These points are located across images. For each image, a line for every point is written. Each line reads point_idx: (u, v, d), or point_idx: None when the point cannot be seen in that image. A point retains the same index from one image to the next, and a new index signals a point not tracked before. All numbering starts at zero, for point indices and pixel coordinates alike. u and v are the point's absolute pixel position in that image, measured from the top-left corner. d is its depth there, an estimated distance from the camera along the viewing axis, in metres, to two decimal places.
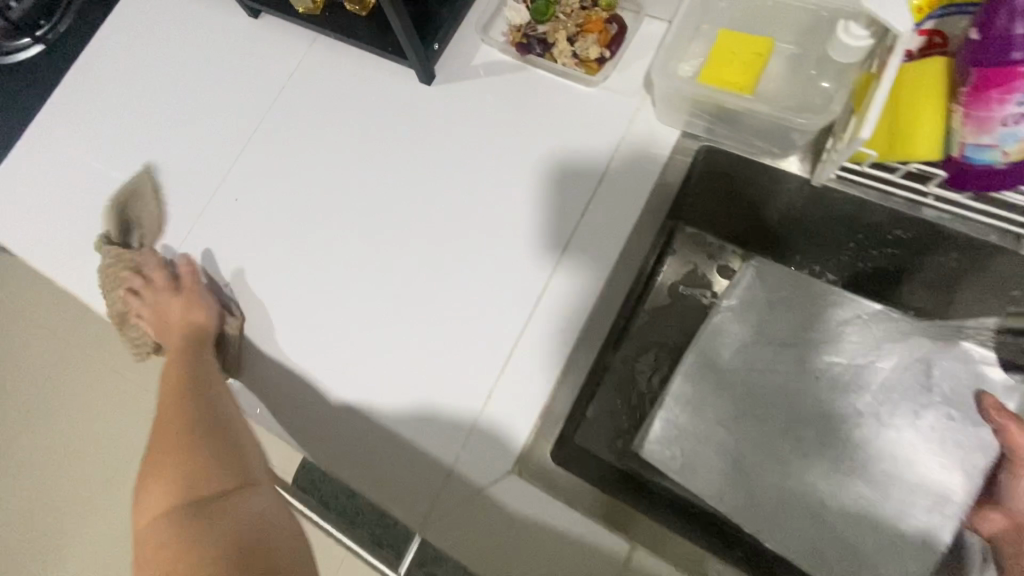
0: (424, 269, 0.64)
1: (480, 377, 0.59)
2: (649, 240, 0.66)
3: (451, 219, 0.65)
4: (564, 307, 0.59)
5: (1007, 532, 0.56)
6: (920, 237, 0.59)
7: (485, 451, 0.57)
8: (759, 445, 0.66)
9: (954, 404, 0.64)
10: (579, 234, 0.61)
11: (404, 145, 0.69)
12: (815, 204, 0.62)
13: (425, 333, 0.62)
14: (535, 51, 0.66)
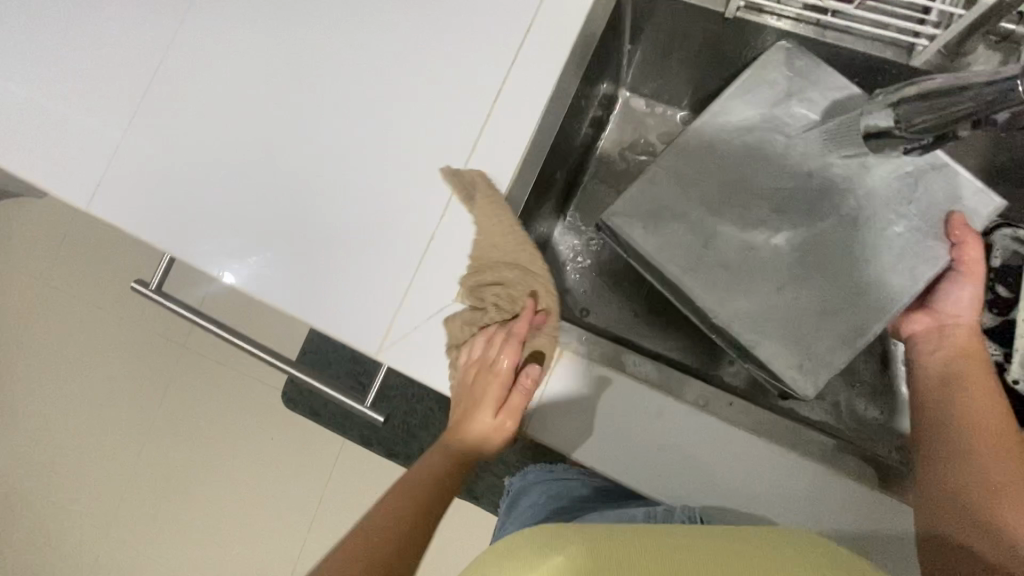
0: (366, 109, 0.68)
1: (428, 212, 0.65)
2: (592, 104, 0.79)
3: (390, 71, 0.68)
4: (497, 142, 0.65)
5: (927, 332, 0.69)
6: (832, 59, 0.70)
7: (434, 276, 0.64)
8: (737, 230, 0.66)
9: (925, 211, 0.65)
10: (511, 77, 0.66)
11: (335, 4, 0.70)
12: (734, 47, 0.73)
13: (376, 168, 0.67)
14: None
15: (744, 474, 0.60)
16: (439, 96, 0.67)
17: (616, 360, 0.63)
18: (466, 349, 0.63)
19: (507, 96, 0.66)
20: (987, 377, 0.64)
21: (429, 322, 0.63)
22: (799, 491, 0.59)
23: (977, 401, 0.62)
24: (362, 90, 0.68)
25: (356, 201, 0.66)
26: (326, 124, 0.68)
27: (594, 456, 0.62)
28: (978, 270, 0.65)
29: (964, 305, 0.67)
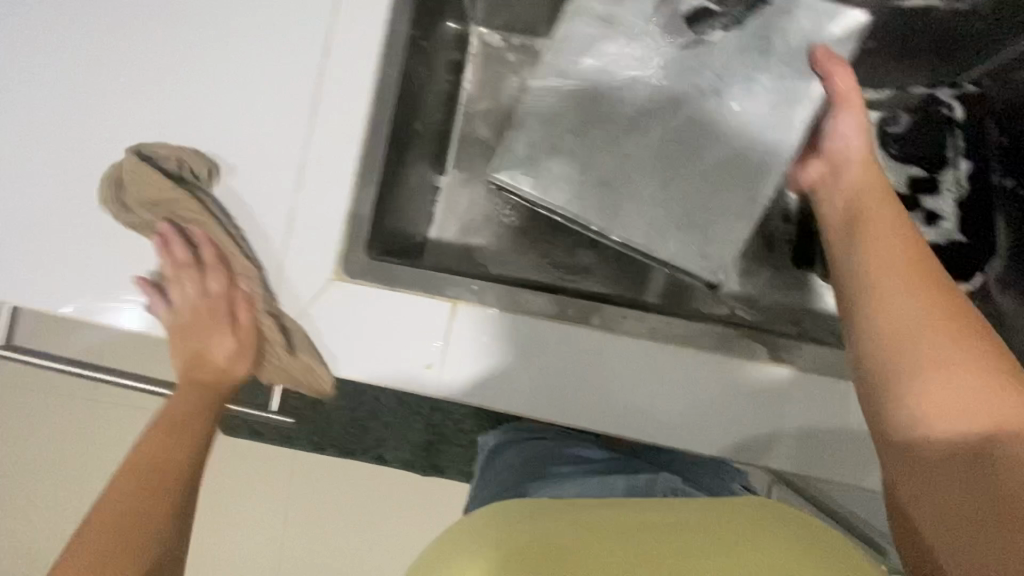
0: (184, 95, 0.60)
1: (285, 199, 0.60)
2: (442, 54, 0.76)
3: (205, 54, 0.61)
4: (341, 105, 0.60)
5: (823, 178, 0.61)
6: None
7: (308, 266, 0.59)
8: (611, 145, 0.61)
9: (789, 61, 0.61)
10: (339, 30, 0.60)
11: None
12: None
13: (213, 167, 0.60)
14: None
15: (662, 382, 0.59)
16: (264, 66, 0.61)
17: (513, 303, 0.59)
18: (357, 331, 0.59)
19: (337, 53, 0.60)
20: (893, 211, 0.54)
21: (312, 314, 0.59)
22: (714, 392, 0.59)
23: (879, 229, 0.52)
24: (177, 76, 0.61)
25: (199, 207, 0.59)
26: (140, 124, 0.60)
27: (516, 402, 0.59)
28: (856, 96, 0.58)
29: (848, 133, 0.59)
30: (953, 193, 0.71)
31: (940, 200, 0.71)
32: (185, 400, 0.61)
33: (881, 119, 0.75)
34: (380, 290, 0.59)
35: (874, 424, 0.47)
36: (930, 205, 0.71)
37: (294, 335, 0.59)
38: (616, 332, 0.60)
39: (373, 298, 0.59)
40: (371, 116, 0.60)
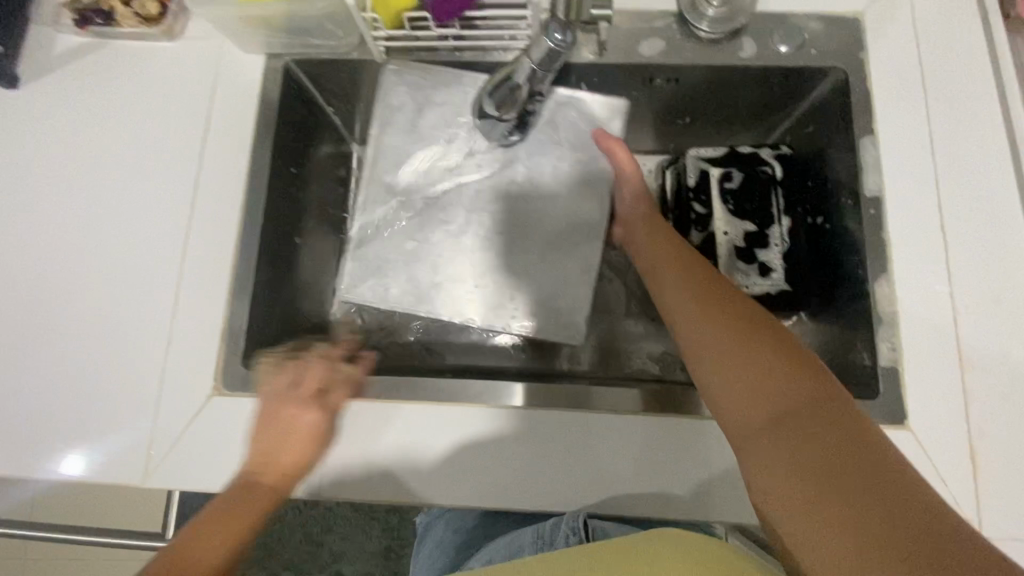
0: (74, 237, 0.67)
1: (162, 327, 0.64)
2: (330, 166, 0.81)
3: (94, 203, 0.68)
4: (210, 236, 0.66)
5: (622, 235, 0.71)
6: None
7: (185, 388, 0.62)
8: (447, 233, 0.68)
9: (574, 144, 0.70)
10: (203, 171, 0.67)
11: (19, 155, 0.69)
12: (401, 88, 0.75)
13: (100, 306, 0.65)
14: (98, 22, 0.69)
15: (549, 443, 0.60)
16: (144, 204, 0.67)
17: (390, 387, 0.62)
18: (239, 444, 0.60)
19: (205, 185, 0.67)
20: (667, 236, 0.63)
21: (192, 433, 0.60)
22: (588, 430, 0.60)
23: (654, 267, 0.60)
24: (71, 221, 0.67)
25: (89, 346, 0.64)
26: (34, 275, 0.66)
27: (414, 492, 0.60)
28: (631, 169, 0.68)
29: (629, 201, 0.69)
30: (780, 245, 0.71)
31: (770, 252, 0.71)
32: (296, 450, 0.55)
33: (716, 175, 0.73)
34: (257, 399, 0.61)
35: (733, 424, 0.44)
36: (761, 256, 0.71)
37: (179, 456, 0.60)
38: (494, 394, 0.62)
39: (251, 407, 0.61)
40: (239, 241, 0.66)
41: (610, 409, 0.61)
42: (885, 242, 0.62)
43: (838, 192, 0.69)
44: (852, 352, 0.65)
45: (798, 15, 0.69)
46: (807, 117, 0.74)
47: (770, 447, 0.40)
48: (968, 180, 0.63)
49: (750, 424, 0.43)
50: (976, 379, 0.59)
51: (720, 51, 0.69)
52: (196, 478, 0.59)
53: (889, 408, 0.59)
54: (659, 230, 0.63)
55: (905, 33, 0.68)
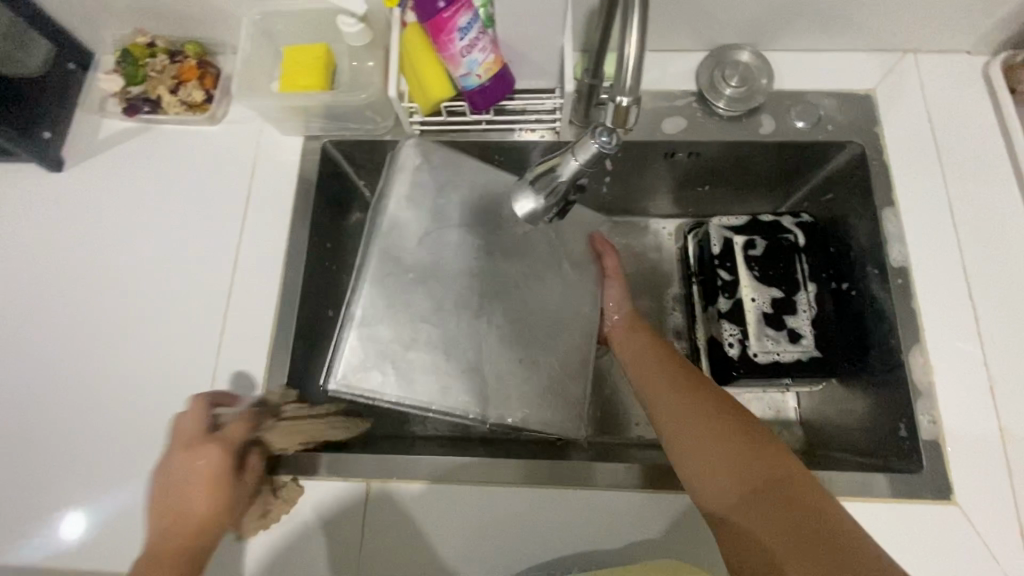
0: (115, 317, 0.68)
1: None
2: (360, 237, 0.83)
3: (135, 283, 0.69)
4: (249, 314, 0.67)
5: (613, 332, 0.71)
6: (516, 160, 0.76)
7: None
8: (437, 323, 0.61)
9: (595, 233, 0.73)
10: (244, 251, 0.69)
11: (64, 236, 0.71)
12: None
13: (141, 386, 0.65)
14: (145, 110, 0.72)
15: (593, 521, 0.59)
16: (184, 284, 0.69)
17: (426, 467, 0.61)
18: (276, 529, 0.59)
19: (245, 265, 0.69)
20: (640, 330, 0.69)
21: None
22: (632, 510, 0.59)
23: (635, 366, 0.65)
24: (111, 300, 0.69)
25: (129, 428, 0.64)
26: (75, 355, 0.67)
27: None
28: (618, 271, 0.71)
29: (618, 303, 0.71)
30: (808, 311, 0.72)
31: (798, 318, 0.72)
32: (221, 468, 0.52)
33: (741, 244, 0.75)
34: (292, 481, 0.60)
35: (713, 504, 0.51)
36: (790, 323, 0.71)
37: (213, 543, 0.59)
38: (532, 473, 0.61)
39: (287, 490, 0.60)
40: (276, 319, 0.67)
41: (654, 486, 0.60)
42: (915, 313, 0.63)
43: (862, 261, 0.70)
44: (890, 423, 0.64)
45: (813, 93, 0.72)
46: (827, 184, 0.76)
47: (755, 520, 0.48)
48: (991, 251, 0.65)
49: (721, 496, 0.50)
50: (1019, 452, 0.58)
51: (740, 128, 0.72)
52: (230, 567, 0.58)
53: (933, 484, 0.58)
54: (640, 326, 0.69)
55: (917, 108, 0.71)
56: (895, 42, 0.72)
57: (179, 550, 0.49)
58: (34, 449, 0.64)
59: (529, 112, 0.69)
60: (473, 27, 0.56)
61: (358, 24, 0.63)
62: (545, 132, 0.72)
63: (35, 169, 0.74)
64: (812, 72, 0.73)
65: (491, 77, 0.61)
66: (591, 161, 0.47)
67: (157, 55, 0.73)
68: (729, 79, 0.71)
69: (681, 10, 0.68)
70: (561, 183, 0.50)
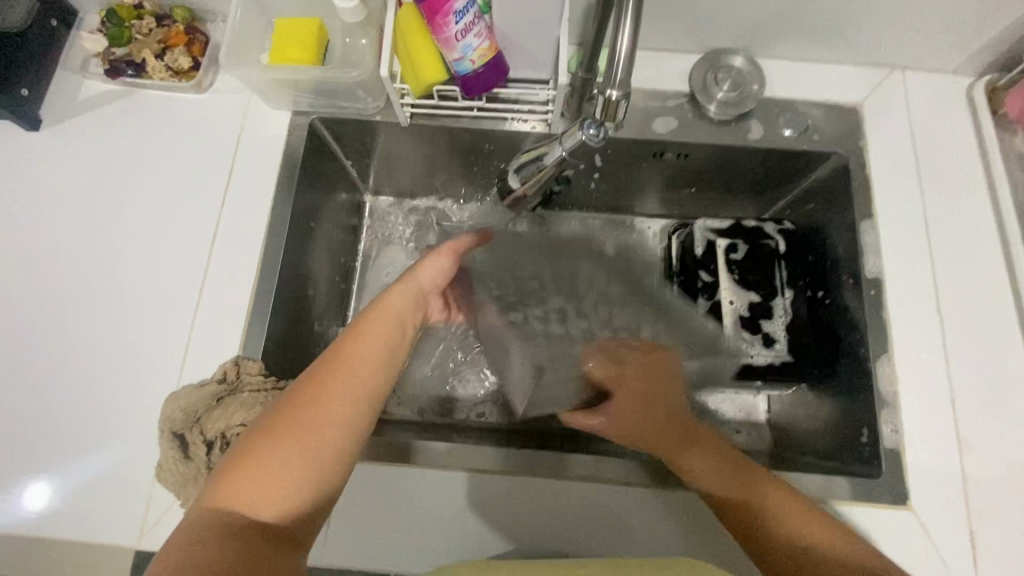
0: (87, 284, 0.67)
1: (170, 379, 0.63)
2: (344, 218, 0.82)
3: (111, 249, 0.68)
4: (227, 288, 0.66)
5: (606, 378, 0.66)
6: (505, 150, 0.75)
7: None
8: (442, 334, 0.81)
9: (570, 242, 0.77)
10: (225, 223, 0.68)
11: (39, 197, 0.70)
12: (420, 147, 0.77)
13: (111, 354, 0.64)
14: (129, 74, 0.71)
15: (558, 511, 0.60)
16: (161, 254, 0.67)
17: (400, 451, 0.62)
18: None
19: (224, 238, 0.68)
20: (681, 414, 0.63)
21: None
22: (601, 499, 0.60)
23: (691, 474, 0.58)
24: (84, 267, 0.67)
25: (95, 397, 0.63)
26: (45, 319, 0.66)
27: (419, 561, 0.59)
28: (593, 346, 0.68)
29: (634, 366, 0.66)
30: (783, 317, 0.74)
31: (773, 324, 0.73)
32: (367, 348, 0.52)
33: (723, 246, 0.76)
34: None
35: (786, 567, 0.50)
36: (765, 327, 0.73)
37: (176, 517, 0.58)
38: (504, 461, 0.61)
39: None
40: (253, 294, 0.66)
41: (622, 481, 0.61)
42: (886, 323, 0.65)
43: (837, 270, 0.72)
44: (855, 429, 0.66)
45: (802, 102, 0.73)
46: (810, 193, 0.77)
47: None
48: (960, 267, 0.67)
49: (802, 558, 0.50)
50: (973, 462, 0.61)
51: (730, 132, 0.72)
52: None
53: (891, 489, 0.60)
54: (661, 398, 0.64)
55: (901, 124, 0.72)
56: (884, 58, 0.73)
57: (342, 413, 0.47)
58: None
59: (521, 102, 0.69)
60: (468, 11, 0.56)
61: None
62: (536, 123, 0.71)
63: (11, 128, 0.72)
64: (803, 81, 0.74)
65: (484, 64, 0.61)
66: (568, 151, 0.49)
67: (144, 17, 0.71)
68: (722, 83, 0.71)
69: (678, 10, 0.68)
70: (544, 170, 0.52)
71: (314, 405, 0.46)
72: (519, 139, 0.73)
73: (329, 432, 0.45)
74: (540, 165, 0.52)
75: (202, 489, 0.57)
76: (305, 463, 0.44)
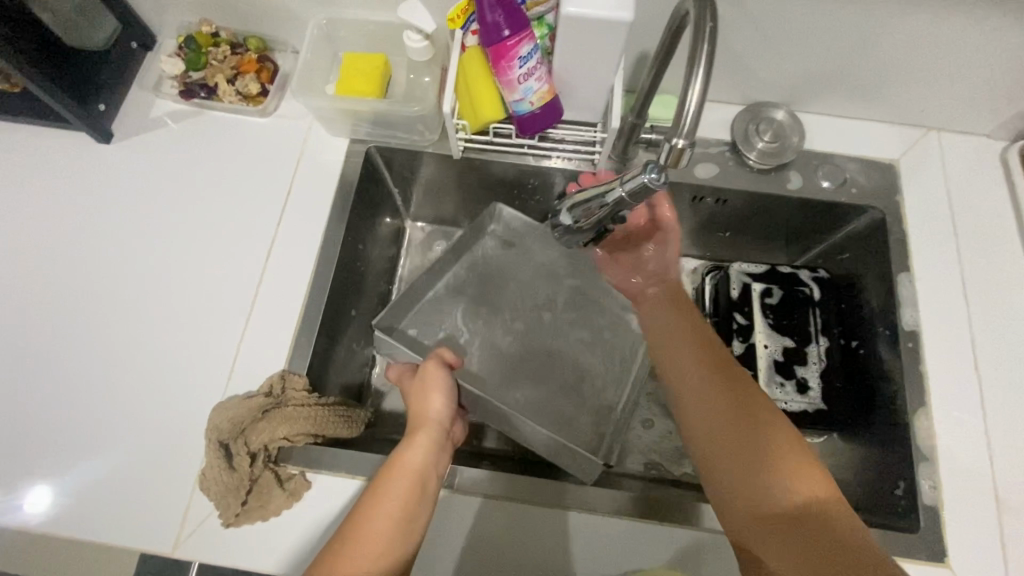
0: (144, 293, 0.69)
1: (216, 388, 0.64)
2: (385, 241, 0.85)
3: (168, 259, 0.71)
4: (277, 303, 0.68)
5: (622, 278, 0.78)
6: (547, 183, 0.78)
7: None
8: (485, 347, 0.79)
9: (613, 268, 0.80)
10: (278, 240, 0.71)
11: (104, 206, 0.73)
12: (465, 176, 0.80)
13: (160, 361, 0.66)
14: (200, 96, 0.75)
15: (581, 543, 0.60)
16: (216, 268, 0.70)
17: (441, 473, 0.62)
18: (275, 518, 0.59)
19: (278, 257, 0.70)
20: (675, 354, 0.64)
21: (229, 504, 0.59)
22: (633, 532, 0.60)
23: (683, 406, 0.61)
24: (141, 275, 0.70)
25: (142, 402, 0.64)
26: (100, 322, 0.68)
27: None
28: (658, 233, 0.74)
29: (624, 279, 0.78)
30: (817, 363, 0.74)
31: (808, 369, 0.73)
32: (413, 454, 0.54)
33: (758, 290, 0.77)
34: (297, 471, 0.60)
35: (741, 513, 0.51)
36: (799, 372, 0.73)
37: (211, 528, 0.58)
38: (539, 491, 0.62)
39: (290, 481, 0.60)
40: (302, 310, 0.68)
41: (654, 518, 0.60)
42: (923, 377, 0.65)
43: (871, 319, 0.73)
44: (890, 482, 0.65)
45: (839, 155, 0.76)
46: (845, 244, 0.78)
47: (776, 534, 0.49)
48: (996, 323, 0.67)
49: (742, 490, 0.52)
50: (1011, 520, 0.60)
51: (769, 180, 0.75)
52: (226, 552, 0.58)
53: (928, 544, 0.59)
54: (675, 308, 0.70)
55: (937, 180, 0.74)
56: (920, 118, 0.76)
57: (392, 531, 0.49)
58: (46, 414, 0.64)
59: (569, 141, 0.72)
60: (532, 57, 0.59)
61: (423, 39, 0.65)
62: (579, 162, 0.75)
63: (84, 140, 0.76)
64: (840, 136, 0.77)
65: (541, 106, 0.64)
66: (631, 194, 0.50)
67: (220, 45, 0.75)
68: (763, 134, 0.74)
69: (725, 62, 0.72)
70: (605, 209, 0.54)
71: (371, 511, 0.50)
72: (563, 174, 0.76)
73: (382, 545, 0.48)
74: (600, 205, 0.54)
75: (242, 498, 0.58)
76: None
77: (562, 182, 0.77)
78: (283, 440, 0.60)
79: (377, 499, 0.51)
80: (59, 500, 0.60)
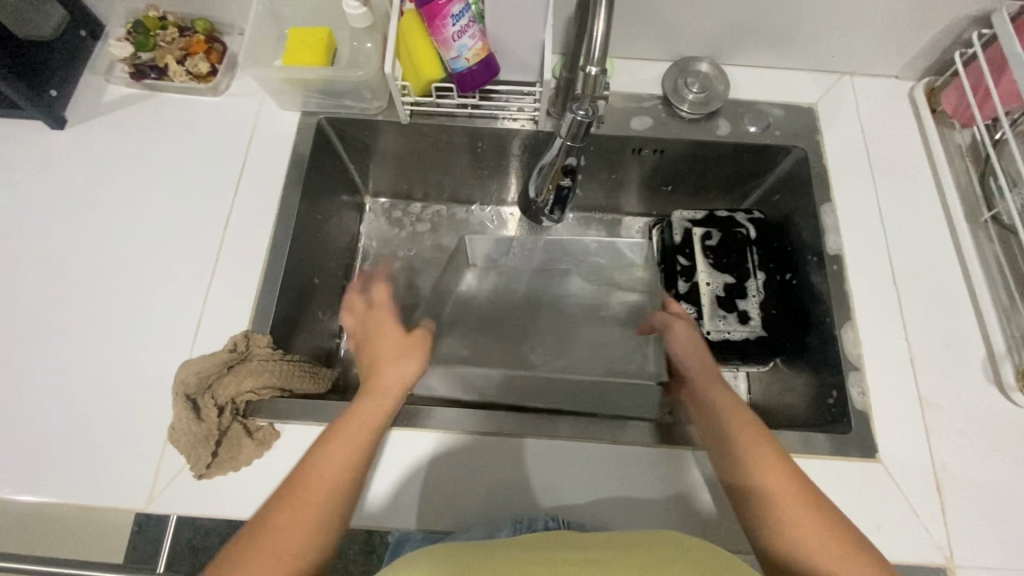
0: (107, 268, 0.71)
1: (181, 353, 0.66)
2: (345, 212, 0.87)
3: (127, 234, 0.72)
4: (237, 269, 0.70)
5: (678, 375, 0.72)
6: (494, 146, 0.82)
7: None
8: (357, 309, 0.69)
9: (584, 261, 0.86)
10: (236, 211, 0.73)
11: (59, 187, 0.75)
12: (416, 145, 0.83)
13: (124, 330, 0.68)
14: (151, 77, 0.77)
15: (557, 466, 0.63)
16: (178, 240, 0.72)
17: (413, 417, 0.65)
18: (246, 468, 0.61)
19: (236, 226, 0.73)
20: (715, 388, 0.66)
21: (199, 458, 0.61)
22: (596, 452, 0.64)
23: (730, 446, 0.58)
24: (101, 251, 0.72)
25: (107, 369, 0.66)
26: (60, 298, 0.69)
27: (427, 515, 0.61)
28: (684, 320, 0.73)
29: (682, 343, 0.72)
30: (756, 295, 0.78)
31: (748, 302, 0.78)
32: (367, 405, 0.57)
33: (699, 234, 0.81)
34: (265, 423, 0.63)
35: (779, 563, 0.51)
36: (741, 305, 0.77)
37: (184, 481, 0.60)
38: (502, 424, 0.65)
39: (259, 432, 0.62)
40: (262, 275, 0.70)
41: (611, 440, 0.64)
42: (848, 295, 0.71)
43: (802, 251, 0.78)
44: (825, 395, 0.71)
45: (764, 103, 0.81)
46: (776, 186, 0.84)
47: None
48: (913, 243, 0.74)
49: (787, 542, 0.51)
50: (933, 416, 0.65)
51: (700, 129, 0.80)
52: (198, 502, 0.60)
53: (860, 443, 0.64)
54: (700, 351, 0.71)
55: (853, 120, 0.80)
56: (834, 65, 0.82)
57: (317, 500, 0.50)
58: (12, 387, 0.65)
59: (512, 103, 0.77)
60: (463, 15, 0.63)
61: (360, 6, 0.69)
62: (524, 122, 0.78)
63: (39, 127, 0.77)
64: (763, 86, 0.83)
65: (477, 63, 0.68)
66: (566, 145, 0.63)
67: (168, 28, 0.78)
68: (691, 86, 0.79)
69: (650, 22, 0.77)
70: (548, 164, 0.68)
71: (313, 466, 0.52)
72: (510, 137, 0.80)
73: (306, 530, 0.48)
74: (546, 166, 0.69)
75: (212, 449, 0.60)
76: (276, 550, 0.47)
77: (509, 146, 0.82)
78: (249, 393, 0.63)
79: (342, 432, 0.54)
80: (27, 466, 0.61)
